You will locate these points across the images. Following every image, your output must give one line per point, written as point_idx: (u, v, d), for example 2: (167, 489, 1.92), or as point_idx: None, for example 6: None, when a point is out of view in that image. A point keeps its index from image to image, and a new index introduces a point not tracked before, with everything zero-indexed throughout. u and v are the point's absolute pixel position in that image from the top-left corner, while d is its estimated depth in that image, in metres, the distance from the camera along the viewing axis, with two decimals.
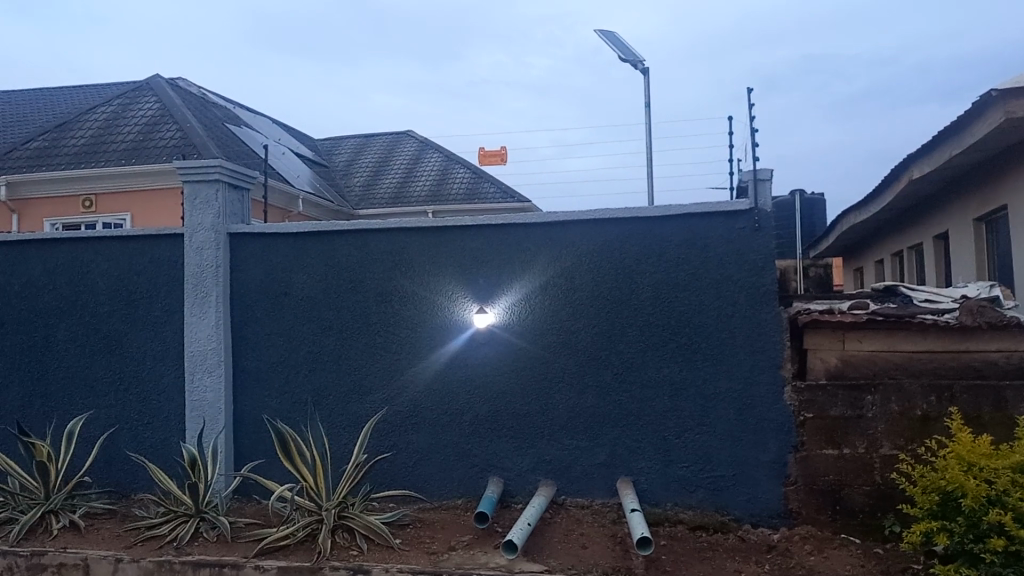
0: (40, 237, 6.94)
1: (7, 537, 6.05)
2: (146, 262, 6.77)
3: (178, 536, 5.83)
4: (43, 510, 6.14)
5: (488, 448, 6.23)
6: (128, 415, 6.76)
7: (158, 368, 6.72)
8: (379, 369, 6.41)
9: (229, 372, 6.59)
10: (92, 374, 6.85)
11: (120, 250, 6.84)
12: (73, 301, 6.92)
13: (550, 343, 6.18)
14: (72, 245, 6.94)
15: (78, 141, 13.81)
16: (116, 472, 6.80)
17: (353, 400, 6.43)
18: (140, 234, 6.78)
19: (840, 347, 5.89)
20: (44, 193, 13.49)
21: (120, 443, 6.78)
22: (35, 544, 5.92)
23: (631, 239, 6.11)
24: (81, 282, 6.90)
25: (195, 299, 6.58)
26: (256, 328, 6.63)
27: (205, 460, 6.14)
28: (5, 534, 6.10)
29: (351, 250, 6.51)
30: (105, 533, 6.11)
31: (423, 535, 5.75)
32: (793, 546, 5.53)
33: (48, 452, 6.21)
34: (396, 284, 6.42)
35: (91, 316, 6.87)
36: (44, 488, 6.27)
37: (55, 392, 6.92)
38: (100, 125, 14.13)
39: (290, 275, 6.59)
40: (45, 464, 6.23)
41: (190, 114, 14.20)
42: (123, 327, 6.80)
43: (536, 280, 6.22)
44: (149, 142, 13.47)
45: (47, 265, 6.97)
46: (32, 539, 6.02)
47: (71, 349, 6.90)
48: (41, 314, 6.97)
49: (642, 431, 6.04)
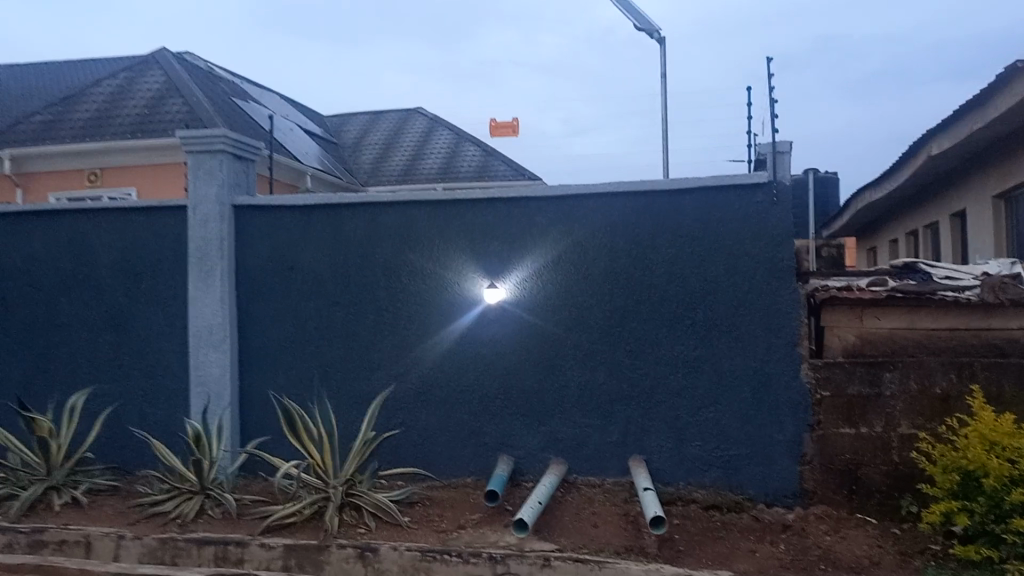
0: (43, 210, 6.81)
1: (8, 513, 5.97)
2: (150, 236, 6.64)
3: (184, 513, 5.74)
4: (45, 486, 6.06)
5: (499, 426, 6.13)
6: (132, 391, 6.66)
7: (162, 343, 6.60)
8: (388, 345, 6.29)
9: (234, 348, 6.47)
10: (95, 349, 6.74)
11: (123, 223, 6.70)
12: (76, 275, 6.79)
13: (563, 320, 6.05)
14: (74, 219, 6.81)
15: (83, 114, 13.64)
16: (120, 449, 6.70)
17: (361, 376, 6.32)
18: (144, 207, 6.64)
19: (858, 324, 5.77)
20: (49, 167, 13.33)
21: (124, 419, 6.68)
22: (36, 521, 5.85)
23: (645, 213, 5.96)
24: (84, 256, 6.78)
25: (199, 273, 6.45)
26: (262, 302, 6.50)
27: (210, 436, 6.01)
28: (6, 510, 6.02)
29: (360, 224, 6.36)
30: (108, 510, 6.02)
31: (432, 514, 5.65)
32: (809, 526, 5.42)
33: (49, 428, 6.11)
34: (405, 259, 6.29)
35: (95, 290, 6.75)
36: (46, 464, 6.18)
37: (57, 367, 6.81)
38: (106, 98, 13.96)
39: (296, 249, 6.46)
40: (46, 440, 6.14)
41: (196, 89, 14.04)
42: (127, 302, 6.68)
43: (548, 255, 6.08)
44: (155, 115, 13.31)
45: (50, 238, 6.84)
46: (34, 515, 5.94)
47: (74, 323, 6.79)
48: (44, 288, 6.85)
49: (656, 409, 5.92)
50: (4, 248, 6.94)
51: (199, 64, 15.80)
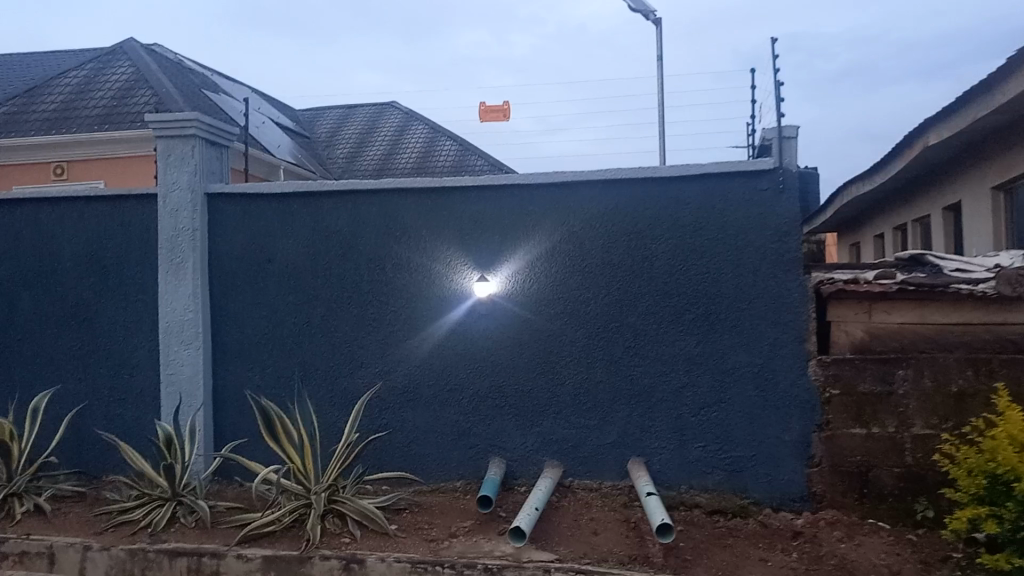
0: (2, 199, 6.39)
1: None
2: (117, 226, 6.25)
3: (155, 522, 5.35)
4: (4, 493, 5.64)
5: (491, 426, 5.80)
6: (99, 391, 6.26)
7: (131, 340, 6.21)
8: (372, 341, 5.94)
9: (208, 345, 6.09)
10: (60, 347, 6.33)
11: (89, 213, 6.29)
12: (38, 268, 6.38)
13: (557, 314, 5.73)
14: (35, 208, 6.39)
15: (50, 106, 13.11)
16: (87, 452, 6.30)
17: (344, 374, 5.97)
18: (111, 196, 6.24)
19: (865, 318, 5.45)
20: (15, 161, 12.79)
21: (90, 422, 6.27)
22: None
23: (644, 201, 5.65)
24: (47, 248, 6.36)
25: (170, 266, 6.07)
26: (238, 297, 6.13)
27: (183, 440, 5.68)
28: None
29: (342, 213, 6.00)
30: (73, 518, 5.62)
31: (421, 521, 5.31)
32: (821, 533, 5.14)
33: (8, 430, 5.77)
34: (390, 250, 5.93)
35: (59, 284, 6.34)
36: (6, 470, 5.76)
37: (19, 367, 6.39)
38: (73, 90, 13.45)
39: (273, 240, 6.09)
40: (6, 443, 5.75)
41: (168, 80, 13.56)
42: (93, 297, 6.28)
43: (541, 246, 5.76)
44: (124, 107, 12.83)
45: (9, 229, 6.42)
46: None
47: (37, 319, 6.37)
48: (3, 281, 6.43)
49: (656, 409, 5.62)
50: None
51: (171, 56, 15.33)
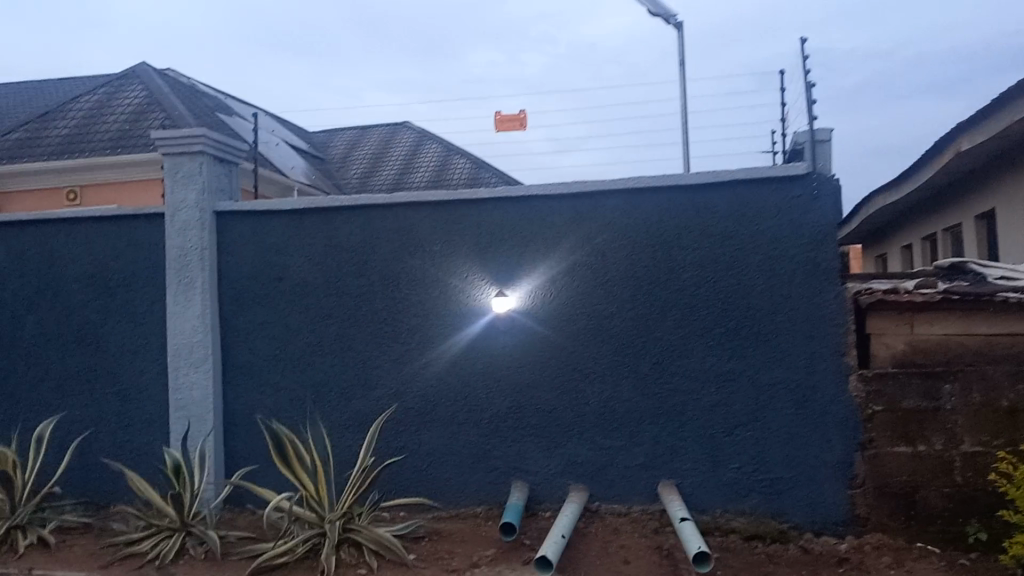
0: (7, 220, 6.22)
1: None
2: (124, 246, 6.05)
3: (162, 554, 5.10)
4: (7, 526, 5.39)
5: (512, 449, 5.52)
6: (106, 417, 6.04)
7: (139, 363, 5.99)
8: (386, 362, 5.69)
9: (217, 367, 5.86)
10: (65, 372, 6.12)
11: (94, 233, 6.10)
12: (43, 291, 6.18)
13: (579, 330, 5.47)
14: (39, 228, 6.20)
15: (62, 131, 13.03)
16: (94, 481, 6.08)
17: (358, 396, 5.72)
18: (117, 215, 6.05)
19: (907, 331, 5.10)
20: (26, 186, 12.69)
21: (97, 449, 6.05)
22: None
23: (669, 210, 5.39)
24: (52, 270, 6.17)
25: (179, 286, 5.85)
26: (247, 317, 5.90)
27: (193, 465, 5.44)
28: None
29: (354, 228, 5.78)
30: (77, 551, 5.37)
31: (441, 550, 5.04)
32: (868, 559, 4.83)
33: (12, 460, 5.54)
34: (404, 265, 5.70)
35: (65, 307, 6.14)
36: (9, 501, 5.52)
37: (24, 393, 6.19)
38: (85, 114, 13.38)
39: (284, 257, 5.87)
40: (9, 473, 5.51)
41: (179, 103, 13.46)
42: (100, 320, 6.07)
43: (562, 259, 5.51)
44: (136, 130, 12.73)
45: (14, 250, 6.24)
46: None
47: (42, 344, 6.17)
48: (7, 305, 6.24)
49: (686, 428, 5.33)
50: None
51: (184, 79, 15.27)
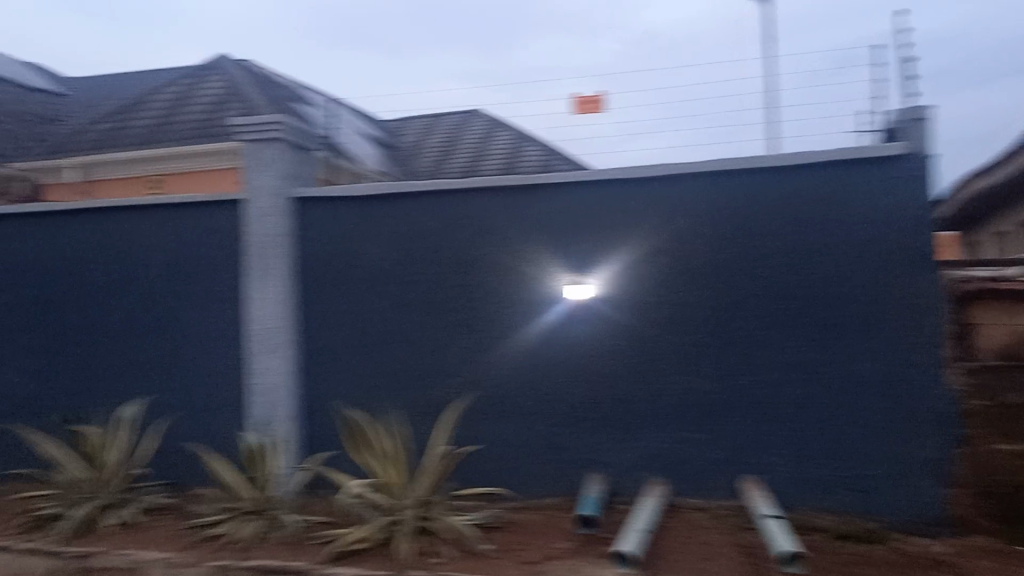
0: (92, 207, 6.36)
1: (53, 535, 5.43)
2: (202, 233, 6.12)
3: (241, 537, 5.14)
4: (93, 506, 5.52)
5: (588, 440, 5.41)
6: (187, 401, 6.14)
7: (217, 349, 6.07)
8: (460, 349, 5.64)
9: (292, 353, 5.89)
10: (148, 357, 6.24)
11: (175, 220, 6.20)
12: (126, 277, 6.31)
13: (658, 318, 5.31)
14: (122, 215, 6.32)
15: (145, 122, 13.35)
16: (175, 465, 6.19)
17: (431, 383, 5.68)
18: (195, 202, 6.13)
19: (1007, 323, 5.07)
20: (111, 175, 13.00)
21: (179, 433, 6.16)
22: (84, 544, 5.30)
23: (755, 194, 5.18)
24: (134, 257, 6.29)
25: (254, 272, 5.90)
26: (322, 303, 5.92)
27: (272, 450, 5.52)
28: (50, 532, 5.47)
29: (426, 214, 5.72)
30: (159, 532, 5.46)
31: (515, 541, 4.95)
32: (966, 561, 4.57)
33: (102, 442, 5.72)
34: (478, 252, 5.62)
35: (147, 294, 6.26)
36: (93, 482, 5.63)
37: (109, 377, 6.33)
38: (168, 104, 13.69)
39: (358, 243, 5.85)
40: (99, 455, 5.70)
41: (256, 92, 13.67)
42: (182, 306, 6.17)
43: (640, 244, 5.35)
44: (216, 119, 12.96)
45: (98, 238, 6.38)
46: (82, 538, 5.39)
47: (125, 329, 6.30)
48: (94, 290, 6.39)
49: (770, 420, 5.13)
50: (51, 251, 6.49)
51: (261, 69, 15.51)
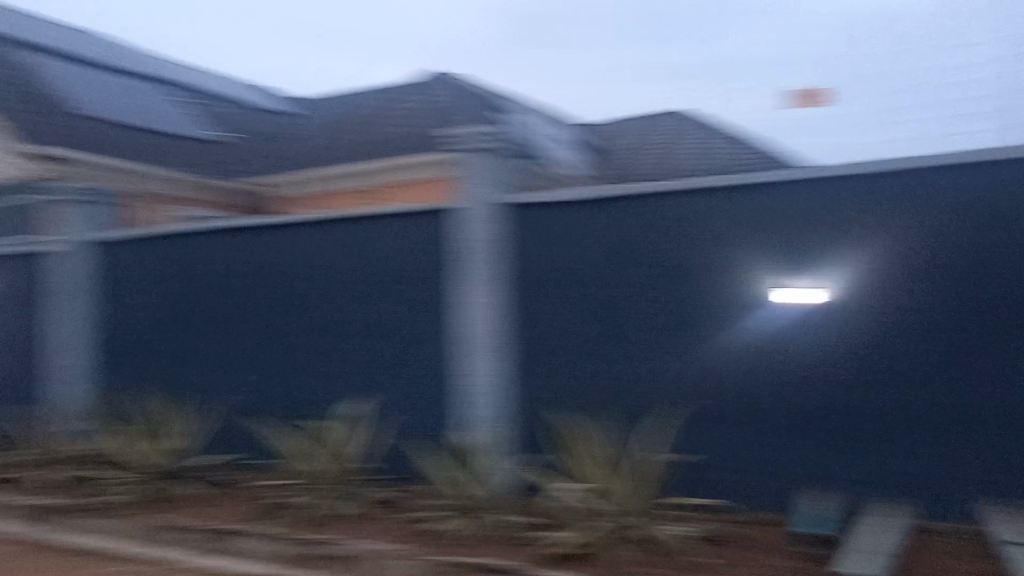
0: (320, 217, 6.90)
1: (290, 520, 6.11)
2: (419, 241, 6.51)
3: (466, 533, 5.50)
4: (323, 496, 6.17)
5: (806, 450, 5.29)
6: (408, 399, 6.57)
7: (436, 350, 6.45)
8: (670, 353, 5.64)
9: (502, 355, 6.12)
10: (373, 356, 6.74)
11: (394, 227, 6.61)
12: (352, 282, 6.82)
13: (883, 325, 5.08)
14: (347, 224, 6.82)
15: (349, 129, 14.01)
16: (395, 458, 6.62)
17: (640, 387, 5.71)
18: (412, 211, 6.50)
19: None
20: (339, 187, 12.80)
21: (398, 428, 6.61)
22: (316, 532, 5.94)
23: (993, 193, 4.83)
24: (358, 263, 6.78)
25: (467, 278, 6.21)
26: (530, 307, 6.08)
27: (489, 451, 5.87)
28: (287, 518, 6.13)
29: (633, 218, 5.74)
30: (380, 525, 5.99)
31: (740, 558, 4.93)
32: None
33: (335, 436, 6.41)
34: (687, 255, 5.59)
35: (371, 297, 6.73)
36: (322, 473, 6.26)
37: (339, 374, 6.89)
38: (374, 113, 14.50)
39: (564, 248, 5.97)
40: (333, 448, 6.39)
41: (455, 98, 14.18)
42: (398, 311, 6.61)
43: (862, 245, 5.11)
44: (416, 121, 13.52)
45: (327, 245, 6.92)
46: (315, 526, 6.04)
47: (354, 329, 6.83)
48: (320, 295, 6.98)
49: (1010, 437, 4.84)
50: (287, 257, 7.12)
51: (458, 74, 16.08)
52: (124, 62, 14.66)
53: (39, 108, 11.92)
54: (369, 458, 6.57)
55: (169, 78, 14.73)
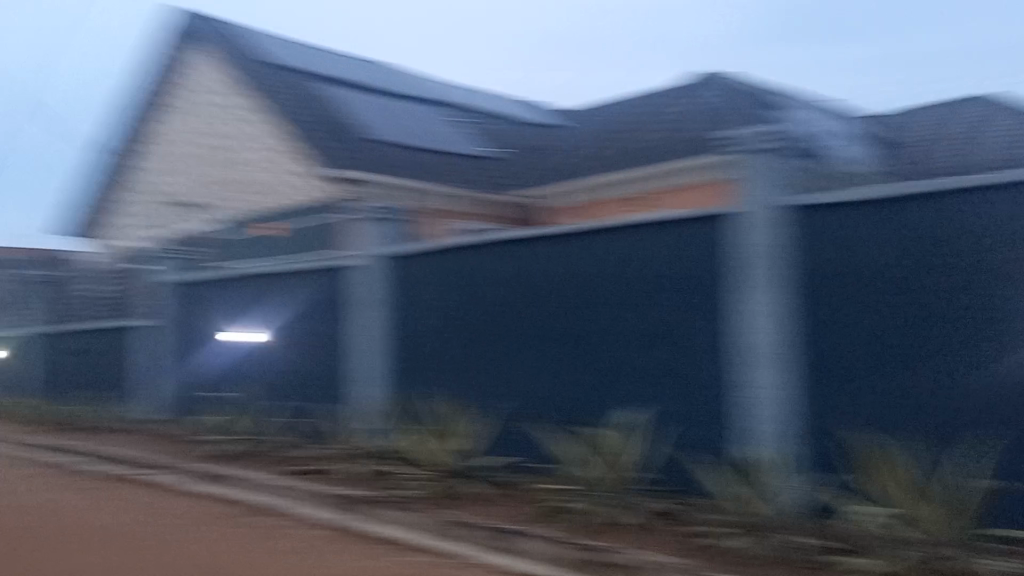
0: (595, 226, 7.11)
1: (573, 527, 6.30)
2: (696, 247, 6.53)
3: (755, 553, 5.45)
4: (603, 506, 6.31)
5: None
6: (683, 410, 6.58)
7: (714, 358, 6.42)
8: (985, 363, 5.31)
9: (785, 365, 5.98)
10: (647, 364, 6.81)
11: (670, 233, 6.68)
12: (625, 291, 6.94)
13: None
14: (621, 232, 6.98)
15: (612, 138, 14.20)
16: (669, 469, 6.60)
17: (949, 400, 5.41)
18: (690, 217, 6.56)
19: None
20: (608, 195, 12.90)
21: (673, 438, 6.61)
22: (596, 539, 6.03)
23: None
24: (633, 272, 6.89)
25: (749, 285, 6.17)
26: (818, 314, 5.92)
27: (777, 467, 5.84)
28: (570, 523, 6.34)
29: (938, 219, 5.47)
30: (660, 538, 5.97)
31: None
32: None
33: (617, 446, 6.62)
34: (1005, 259, 5.25)
35: (646, 307, 6.82)
36: (605, 482, 6.49)
37: (613, 383, 7.02)
38: (636, 122, 14.66)
39: (858, 252, 5.77)
40: (615, 457, 6.59)
41: (719, 100, 13.99)
42: (675, 319, 6.65)
43: None
44: (679, 125, 13.48)
45: (601, 255, 7.11)
46: (594, 535, 6.13)
47: (626, 338, 6.94)
48: (596, 304, 7.17)
49: None
50: (562, 268, 7.40)
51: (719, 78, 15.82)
52: (404, 87, 15.91)
53: (336, 133, 13.19)
54: (646, 470, 6.62)
55: (443, 101, 15.78)
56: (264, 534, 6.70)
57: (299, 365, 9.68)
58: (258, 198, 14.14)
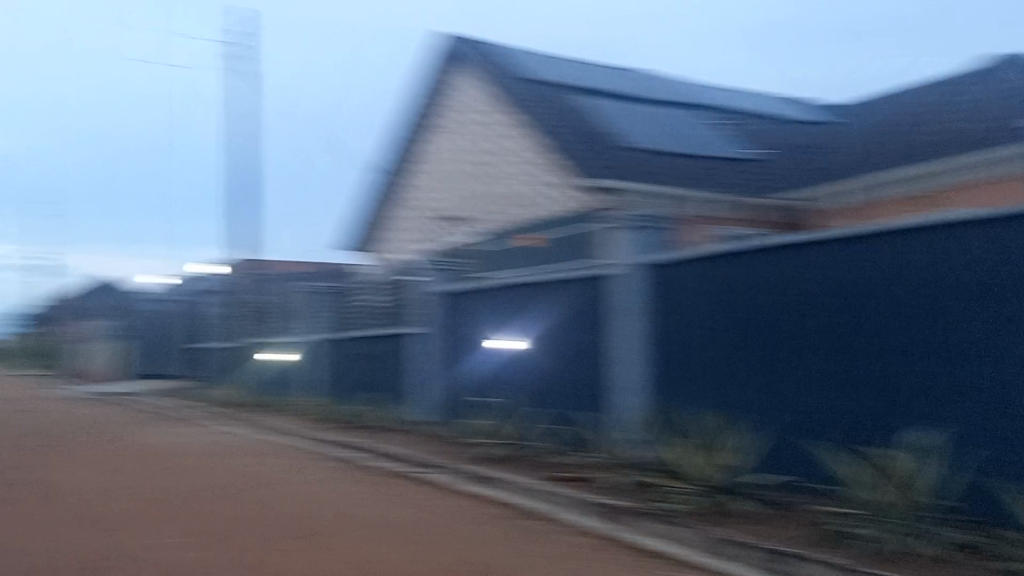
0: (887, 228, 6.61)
1: (862, 552, 5.90)
2: (1010, 250, 5.88)
3: None
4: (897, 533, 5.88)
5: None
6: (993, 433, 5.95)
7: None
8: None
9: None
10: (946, 379, 6.22)
11: (978, 234, 6.07)
12: (920, 298, 6.40)
13: None
14: (915, 234, 6.45)
15: (889, 137, 13.17)
16: (972, 498, 5.99)
17: None
18: (1002, 216, 5.93)
19: None
20: (889, 195, 12.01)
21: (979, 463, 5.98)
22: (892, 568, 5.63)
23: None
24: (929, 277, 6.34)
25: None
26: None
27: None
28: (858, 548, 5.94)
29: None
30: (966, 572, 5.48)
31: None
32: None
33: (908, 470, 6.09)
34: None
35: (945, 316, 6.25)
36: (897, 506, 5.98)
37: (903, 399, 6.47)
38: (916, 118, 13.50)
39: None
40: (906, 481, 6.07)
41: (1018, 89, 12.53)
42: (982, 332, 6.04)
43: None
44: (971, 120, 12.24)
45: (891, 259, 6.61)
46: (889, 562, 5.74)
47: (920, 350, 6.39)
48: (881, 314, 6.67)
49: None
50: (842, 274, 6.91)
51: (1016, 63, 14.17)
52: (660, 92, 15.75)
53: (593, 143, 13.31)
54: (943, 496, 6.07)
55: (700, 104, 15.42)
56: (536, 537, 6.84)
57: (561, 371, 9.81)
58: (517, 209, 14.60)
